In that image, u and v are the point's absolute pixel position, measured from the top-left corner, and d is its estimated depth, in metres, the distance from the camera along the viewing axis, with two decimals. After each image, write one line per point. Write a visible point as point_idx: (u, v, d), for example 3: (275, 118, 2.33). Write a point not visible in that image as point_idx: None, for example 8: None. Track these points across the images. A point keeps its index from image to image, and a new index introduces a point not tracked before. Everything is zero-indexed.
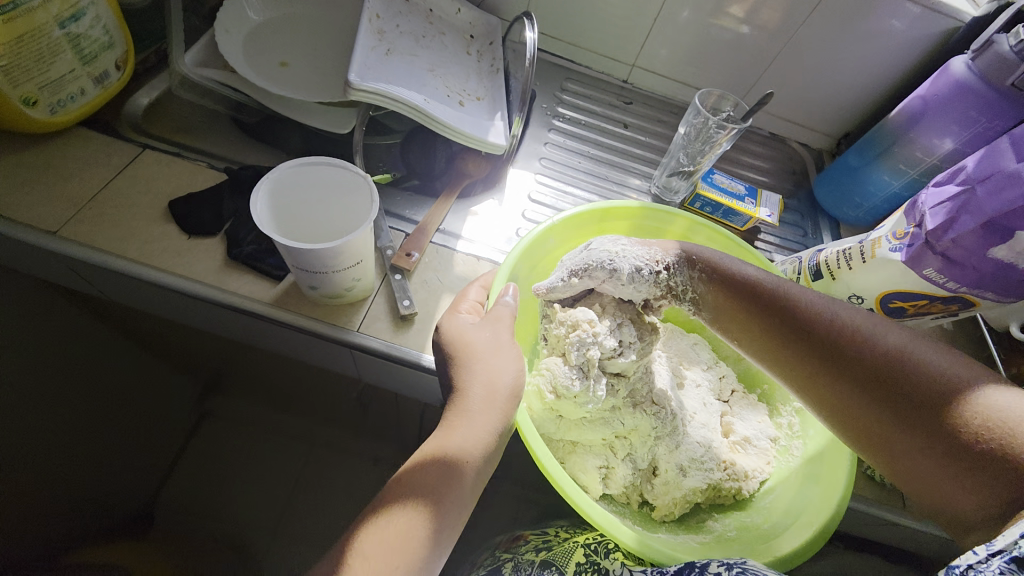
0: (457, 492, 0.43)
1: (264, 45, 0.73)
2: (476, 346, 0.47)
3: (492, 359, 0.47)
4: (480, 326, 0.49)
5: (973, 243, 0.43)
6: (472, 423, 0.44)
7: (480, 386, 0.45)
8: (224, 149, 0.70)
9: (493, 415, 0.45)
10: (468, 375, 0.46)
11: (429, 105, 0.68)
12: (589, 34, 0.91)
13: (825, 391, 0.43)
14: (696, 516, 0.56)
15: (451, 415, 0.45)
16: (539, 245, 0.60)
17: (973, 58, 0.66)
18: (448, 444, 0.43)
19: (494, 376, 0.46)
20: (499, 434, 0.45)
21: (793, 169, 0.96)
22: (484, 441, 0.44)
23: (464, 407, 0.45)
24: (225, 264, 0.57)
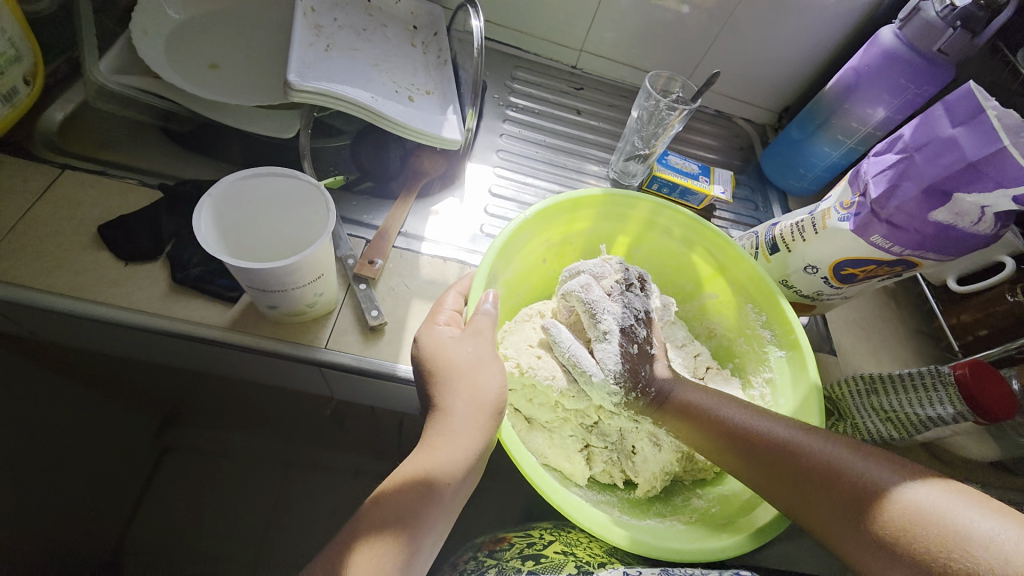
0: (431, 518, 0.42)
1: (188, 46, 0.67)
2: (459, 364, 0.46)
3: (475, 374, 0.47)
4: (462, 339, 0.48)
5: (914, 209, 0.46)
6: (454, 444, 0.43)
7: (464, 405, 0.45)
8: (158, 164, 0.64)
9: (477, 434, 0.44)
10: (452, 395, 0.45)
11: (378, 102, 0.65)
12: (534, 20, 0.90)
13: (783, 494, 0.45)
14: (680, 495, 0.58)
15: (434, 436, 0.44)
16: (516, 242, 0.59)
17: (900, 27, 0.70)
18: (428, 466, 0.43)
19: (479, 390, 0.46)
20: (479, 453, 0.45)
21: (741, 146, 1.00)
22: (463, 462, 0.43)
23: (446, 426, 0.44)
24: (171, 289, 0.53)
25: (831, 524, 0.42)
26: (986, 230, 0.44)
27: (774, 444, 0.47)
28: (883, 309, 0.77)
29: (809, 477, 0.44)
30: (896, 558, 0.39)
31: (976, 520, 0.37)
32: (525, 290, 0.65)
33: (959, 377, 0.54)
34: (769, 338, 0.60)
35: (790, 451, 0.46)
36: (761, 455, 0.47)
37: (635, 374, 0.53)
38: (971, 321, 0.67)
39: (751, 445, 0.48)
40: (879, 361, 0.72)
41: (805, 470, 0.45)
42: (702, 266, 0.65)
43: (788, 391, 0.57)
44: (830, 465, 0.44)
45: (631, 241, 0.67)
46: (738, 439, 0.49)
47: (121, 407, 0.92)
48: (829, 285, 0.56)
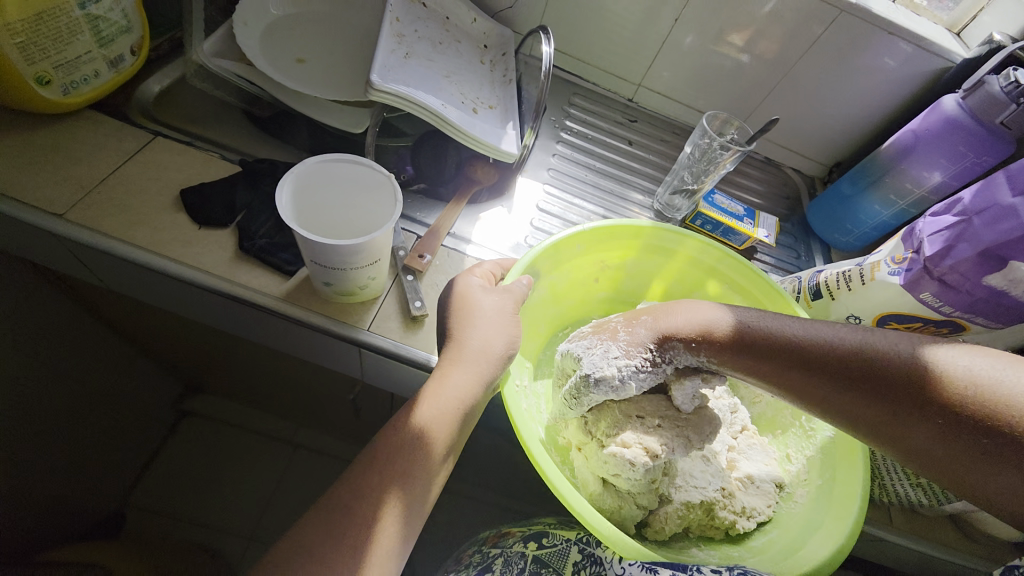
0: (437, 442, 0.46)
1: (281, 39, 0.73)
2: (479, 309, 0.50)
3: (492, 325, 0.49)
4: (490, 291, 0.52)
5: (969, 271, 0.45)
6: (463, 373, 0.47)
7: (476, 342, 0.48)
8: (237, 141, 0.69)
9: (483, 369, 0.48)
10: (467, 331, 0.48)
11: (446, 110, 0.69)
12: (598, 52, 0.94)
13: (825, 402, 0.45)
14: (682, 542, 0.57)
15: (445, 365, 0.47)
16: (567, 251, 0.62)
17: (963, 97, 0.71)
18: (436, 390, 0.46)
19: (490, 341, 0.49)
20: (487, 385, 0.48)
21: (787, 194, 1.00)
22: (473, 390, 0.46)
23: (456, 357, 0.47)
24: (235, 256, 0.56)
25: (879, 421, 0.43)
26: None
27: (808, 350, 0.46)
28: None
29: (846, 377, 0.44)
30: (948, 437, 0.39)
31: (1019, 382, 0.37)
32: (569, 302, 0.67)
33: None
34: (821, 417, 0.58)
35: (845, 355, 0.44)
36: (799, 359, 0.46)
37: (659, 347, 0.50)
38: None
39: (784, 354, 0.47)
40: None
41: (842, 371, 0.44)
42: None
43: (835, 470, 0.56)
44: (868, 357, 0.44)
45: (685, 286, 0.68)
46: (772, 346, 0.48)
47: (152, 366, 0.96)
48: None
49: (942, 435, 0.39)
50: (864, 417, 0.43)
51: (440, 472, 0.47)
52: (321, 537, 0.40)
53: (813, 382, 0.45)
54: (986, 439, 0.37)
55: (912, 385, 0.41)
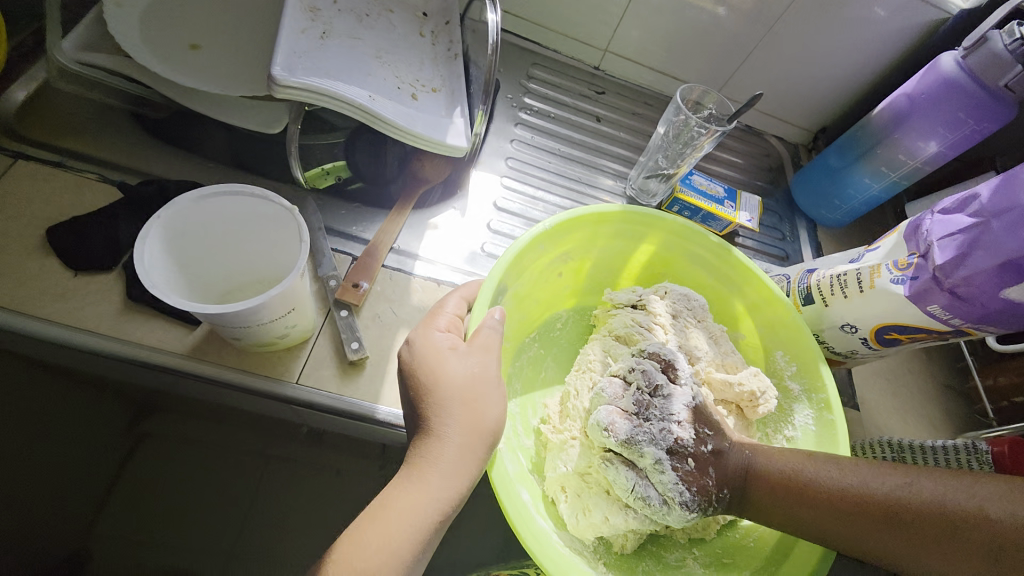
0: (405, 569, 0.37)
1: (166, 21, 0.60)
2: (453, 381, 0.41)
3: (475, 402, 0.41)
4: (465, 354, 0.43)
5: (985, 283, 0.39)
6: (446, 474, 0.39)
7: (460, 432, 0.40)
8: (125, 155, 0.57)
9: (471, 465, 0.40)
10: (446, 420, 0.40)
11: (375, 102, 0.57)
12: (557, 14, 0.82)
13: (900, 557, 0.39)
14: (675, 553, 0.50)
15: (422, 464, 0.39)
16: (530, 252, 0.53)
17: (963, 55, 0.62)
18: (412, 497, 0.38)
19: (478, 417, 0.41)
20: (470, 487, 0.40)
21: (769, 166, 0.92)
22: (455, 495, 0.39)
23: (436, 455, 0.39)
24: (125, 307, 0.46)
25: None
26: None
27: (851, 498, 0.42)
28: (913, 360, 0.71)
29: (909, 529, 0.39)
30: None
31: None
32: (534, 304, 0.58)
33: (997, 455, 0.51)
34: (798, 394, 0.53)
35: (901, 507, 0.40)
36: (848, 515, 0.41)
37: (703, 492, 0.45)
38: (1007, 385, 0.62)
39: (831, 509, 0.42)
40: (905, 422, 0.67)
41: (896, 523, 0.39)
42: (729, 303, 0.58)
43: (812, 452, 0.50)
44: (925, 507, 0.39)
45: (654, 268, 0.60)
46: (814, 500, 0.43)
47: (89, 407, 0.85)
48: (868, 346, 0.50)
49: None
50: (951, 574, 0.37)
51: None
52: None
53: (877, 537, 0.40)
54: None
55: (976, 532, 0.36)
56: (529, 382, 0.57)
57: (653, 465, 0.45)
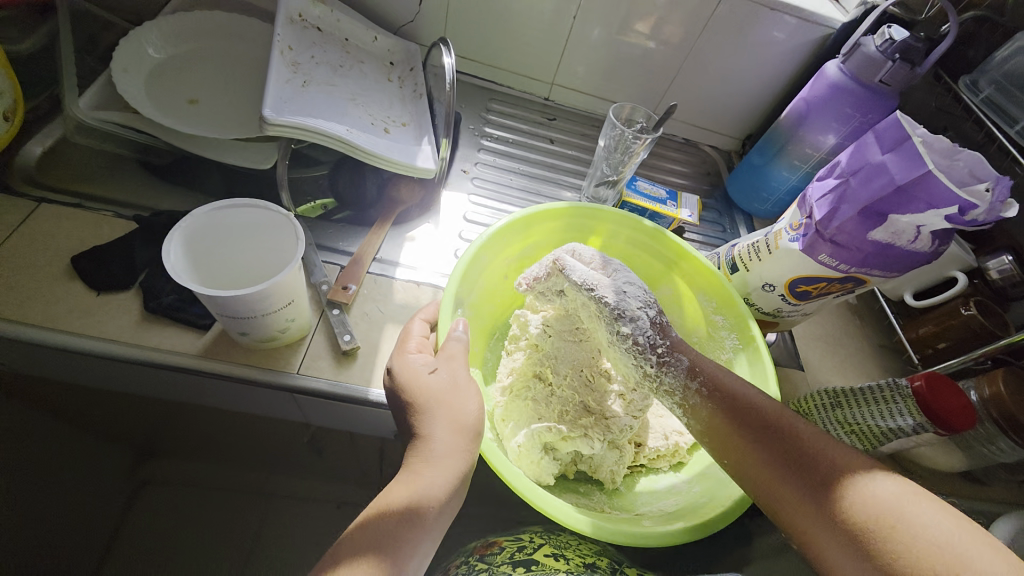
0: (416, 538, 0.42)
1: (169, 82, 0.70)
2: (431, 390, 0.47)
3: (453, 400, 0.48)
4: (436, 367, 0.49)
5: (854, 229, 0.48)
6: (438, 469, 0.44)
7: (446, 431, 0.45)
8: (135, 195, 0.65)
9: (457, 460, 0.45)
10: (432, 424, 0.46)
11: (353, 135, 0.67)
12: (507, 56, 0.94)
13: (738, 441, 0.46)
14: (663, 479, 0.56)
15: (414, 463, 0.44)
16: (475, 265, 0.59)
17: (843, 62, 0.75)
18: (415, 486, 0.43)
19: (458, 415, 0.47)
20: (463, 480, 0.45)
21: (708, 171, 1.05)
22: (446, 485, 0.43)
23: (426, 452, 0.44)
24: (142, 318, 0.53)
25: (773, 478, 0.44)
26: (923, 246, 0.47)
27: (739, 398, 0.48)
28: (846, 322, 0.81)
29: (764, 428, 0.46)
30: (814, 508, 0.41)
31: (906, 497, 0.38)
32: (491, 309, 0.64)
33: (916, 390, 0.57)
34: (721, 324, 0.63)
35: (769, 415, 0.46)
36: (730, 404, 0.48)
37: (665, 329, 0.54)
38: (929, 334, 0.71)
39: (720, 396, 0.49)
40: (844, 375, 0.75)
41: (760, 420, 0.46)
42: (652, 265, 0.67)
43: (744, 365, 0.60)
44: (783, 423, 0.45)
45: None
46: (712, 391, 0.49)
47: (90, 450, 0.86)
48: (787, 301, 0.59)
49: (811, 506, 0.41)
50: (763, 466, 0.44)
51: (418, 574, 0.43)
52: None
53: (736, 424, 0.47)
54: (846, 523, 0.39)
55: (808, 455, 0.43)
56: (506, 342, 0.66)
57: (623, 335, 0.52)
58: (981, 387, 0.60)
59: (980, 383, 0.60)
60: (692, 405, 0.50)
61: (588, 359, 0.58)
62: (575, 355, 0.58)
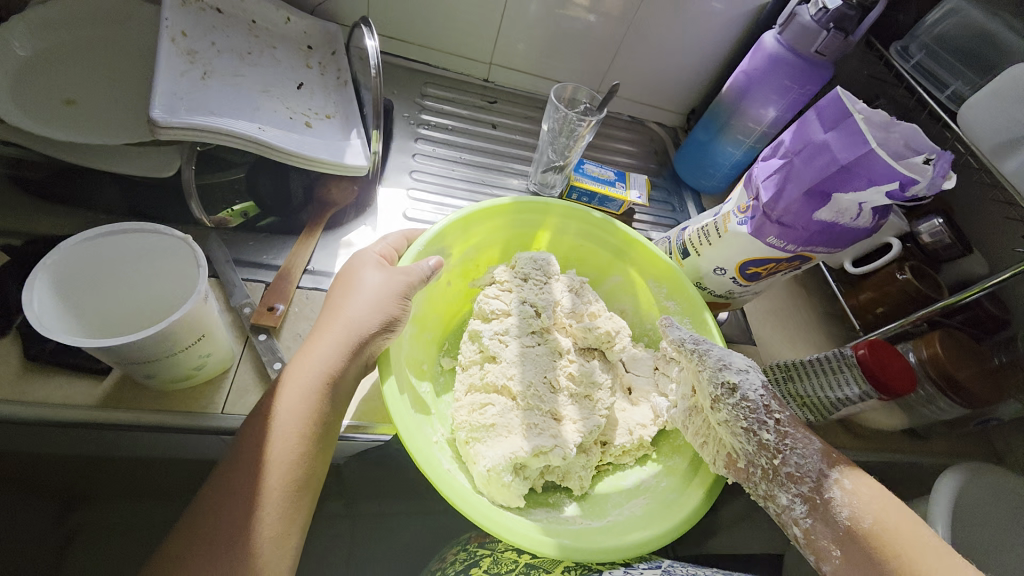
0: (286, 412, 0.42)
1: (35, 81, 0.59)
2: (361, 283, 0.48)
3: (363, 299, 0.47)
4: (379, 270, 0.49)
5: (800, 210, 0.47)
6: (326, 350, 0.44)
7: (345, 316, 0.46)
8: (5, 218, 0.55)
9: (336, 344, 0.45)
10: (336, 303, 0.47)
11: (267, 133, 0.59)
12: (439, 35, 0.88)
13: (839, 526, 0.41)
14: (631, 475, 0.53)
15: (311, 341, 0.46)
16: None
17: (780, 32, 0.74)
18: (301, 366, 0.44)
19: (357, 313, 0.46)
20: (343, 370, 0.45)
21: (655, 149, 1.03)
22: (328, 369, 0.44)
23: (321, 331, 0.46)
24: (24, 368, 0.45)
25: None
26: (865, 222, 0.46)
27: (854, 488, 0.42)
28: (794, 294, 0.82)
29: (879, 526, 0.41)
30: None
31: None
32: (435, 320, 0.59)
33: (861, 358, 0.58)
34: (673, 309, 0.61)
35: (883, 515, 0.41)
36: (841, 490, 0.42)
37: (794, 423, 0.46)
38: (869, 300, 0.73)
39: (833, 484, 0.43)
40: (795, 347, 0.77)
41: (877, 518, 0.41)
42: (599, 254, 0.65)
43: None
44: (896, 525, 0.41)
45: (530, 246, 0.65)
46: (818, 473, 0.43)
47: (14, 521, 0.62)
48: (738, 284, 0.58)
49: None
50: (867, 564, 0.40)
51: (316, 476, 0.43)
52: (198, 557, 0.37)
53: (845, 509, 0.42)
54: None
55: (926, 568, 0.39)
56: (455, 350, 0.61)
57: (725, 393, 0.46)
58: (918, 348, 0.62)
59: (917, 345, 0.62)
60: (835, 496, 0.42)
61: (548, 361, 0.54)
62: (536, 360, 0.53)
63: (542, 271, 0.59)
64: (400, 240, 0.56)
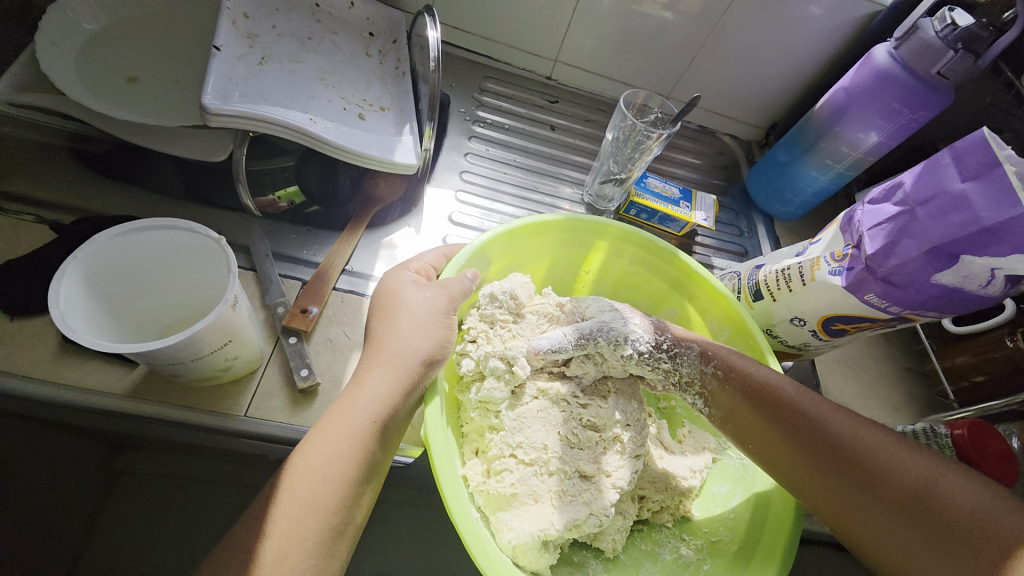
0: (337, 439, 0.39)
1: (100, 56, 0.59)
2: (411, 306, 0.45)
3: (416, 324, 0.44)
4: (421, 287, 0.47)
5: (915, 269, 0.39)
6: (383, 379, 0.41)
7: (398, 343, 0.43)
8: (64, 193, 0.56)
9: (395, 374, 0.42)
10: (385, 329, 0.44)
11: (317, 125, 0.57)
12: (503, 28, 0.83)
13: (764, 434, 0.45)
14: (667, 546, 0.49)
15: (362, 370, 0.42)
16: None
17: (895, 46, 0.64)
18: (353, 396, 0.41)
19: (412, 341, 0.44)
20: (404, 400, 0.42)
21: (724, 164, 0.94)
22: (387, 403, 0.41)
23: (376, 358, 0.43)
24: (61, 349, 0.45)
25: (812, 472, 0.42)
26: (997, 293, 0.37)
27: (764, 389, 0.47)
28: (871, 344, 0.73)
29: (793, 417, 0.45)
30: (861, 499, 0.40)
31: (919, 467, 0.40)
32: None
33: (956, 438, 0.50)
34: None
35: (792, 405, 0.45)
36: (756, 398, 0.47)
37: (681, 341, 0.51)
38: (967, 365, 0.63)
39: (756, 397, 0.47)
40: (868, 407, 0.68)
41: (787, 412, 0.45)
42: (655, 283, 0.59)
43: None
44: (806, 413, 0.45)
45: (579, 269, 0.61)
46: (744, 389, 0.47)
47: None
48: (817, 338, 0.50)
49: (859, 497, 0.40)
50: (797, 457, 0.43)
51: (354, 522, 0.39)
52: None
53: (767, 414, 0.46)
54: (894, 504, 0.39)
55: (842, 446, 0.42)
56: None
57: (625, 356, 0.49)
58: None
59: None
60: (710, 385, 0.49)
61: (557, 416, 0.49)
62: (543, 419, 0.49)
63: (509, 301, 0.52)
64: (439, 257, 0.52)
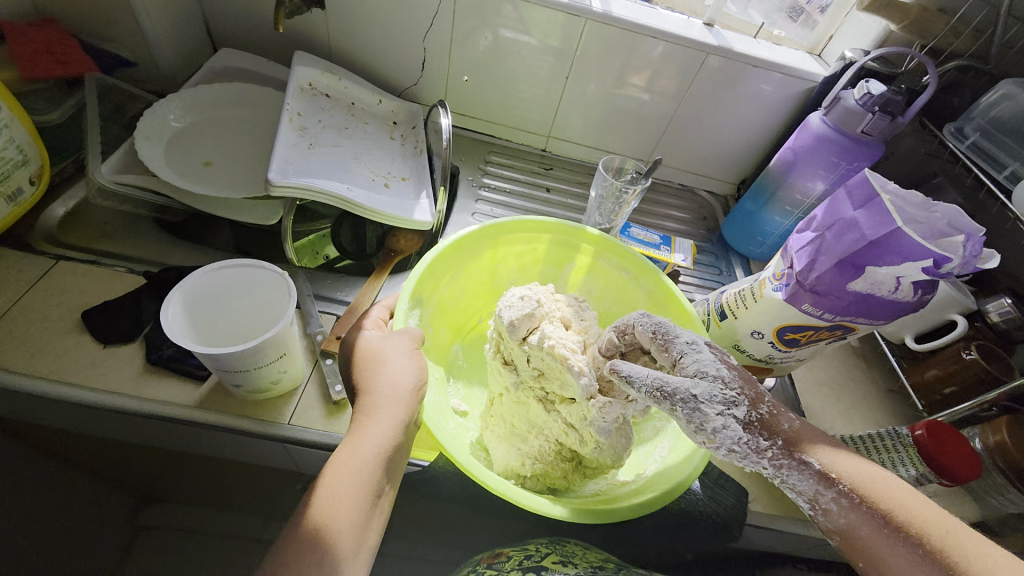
0: (352, 479, 0.45)
1: (185, 147, 0.76)
2: (389, 350, 0.52)
3: (394, 365, 0.51)
4: (390, 335, 0.54)
5: (834, 279, 0.48)
6: (383, 419, 0.48)
7: (387, 387, 0.49)
8: (148, 250, 0.69)
9: (397, 410, 0.48)
10: (374, 375, 0.50)
11: (353, 192, 0.71)
12: (504, 112, 1.00)
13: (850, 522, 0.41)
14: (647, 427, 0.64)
15: (361, 417, 0.48)
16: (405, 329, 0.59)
17: (825, 113, 0.77)
18: (359, 438, 0.46)
19: (397, 379, 0.50)
20: (405, 432, 0.49)
21: (704, 216, 1.06)
22: (392, 438, 0.47)
23: (371, 406, 0.48)
24: (143, 371, 0.55)
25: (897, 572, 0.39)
26: (905, 296, 0.47)
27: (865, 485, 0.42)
28: (851, 368, 0.78)
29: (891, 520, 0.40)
30: None
31: None
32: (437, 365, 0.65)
33: (918, 439, 0.55)
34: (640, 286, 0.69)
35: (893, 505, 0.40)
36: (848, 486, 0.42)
37: (764, 421, 0.44)
38: (935, 379, 0.68)
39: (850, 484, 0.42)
40: (853, 424, 0.72)
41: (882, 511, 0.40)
42: (561, 249, 0.71)
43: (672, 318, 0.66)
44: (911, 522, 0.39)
45: (491, 265, 0.70)
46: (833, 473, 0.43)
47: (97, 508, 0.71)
48: (777, 349, 0.58)
49: None
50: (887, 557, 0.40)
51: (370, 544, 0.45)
52: None
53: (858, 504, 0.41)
54: None
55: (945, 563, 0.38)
56: (464, 377, 0.70)
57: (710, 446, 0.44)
58: (986, 434, 0.59)
59: (984, 431, 0.59)
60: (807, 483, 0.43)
61: (549, 420, 0.56)
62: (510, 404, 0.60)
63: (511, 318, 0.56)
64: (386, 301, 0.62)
